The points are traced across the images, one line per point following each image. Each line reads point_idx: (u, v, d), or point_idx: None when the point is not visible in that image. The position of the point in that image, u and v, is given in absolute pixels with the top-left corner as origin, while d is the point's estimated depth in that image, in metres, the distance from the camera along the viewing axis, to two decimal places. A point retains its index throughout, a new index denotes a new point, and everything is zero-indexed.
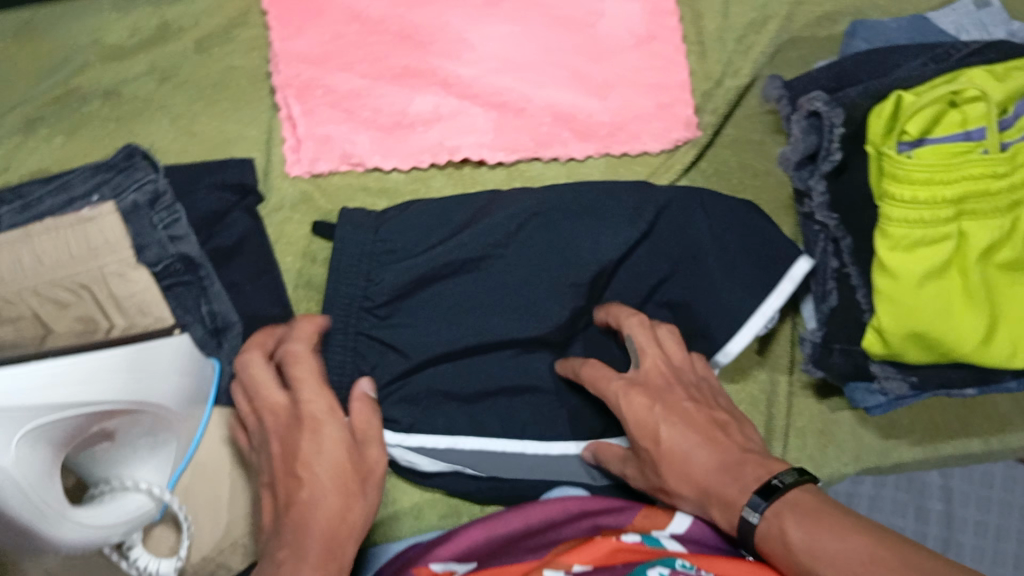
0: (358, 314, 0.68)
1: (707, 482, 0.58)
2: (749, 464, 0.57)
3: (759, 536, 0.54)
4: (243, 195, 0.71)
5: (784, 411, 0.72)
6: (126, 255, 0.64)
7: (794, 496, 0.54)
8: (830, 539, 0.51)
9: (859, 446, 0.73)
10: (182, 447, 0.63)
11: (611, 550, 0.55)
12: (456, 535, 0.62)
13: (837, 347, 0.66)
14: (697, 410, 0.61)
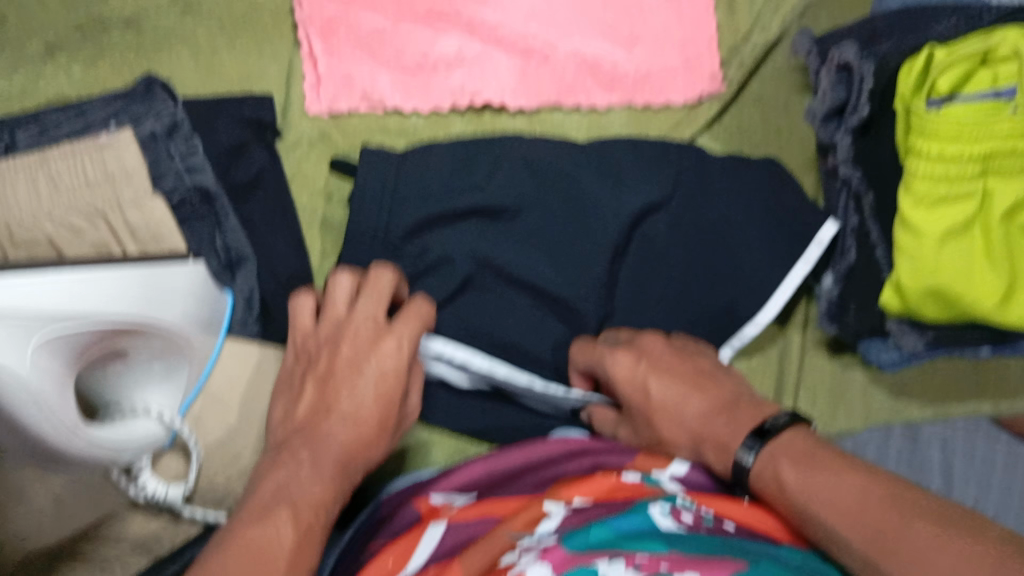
0: (379, 249, 0.67)
1: (703, 430, 0.60)
2: (740, 408, 0.59)
3: (753, 476, 0.55)
4: (261, 131, 0.71)
5: (796, 369, 0.72)
6: (143, 183, 0.65)
7: (789, 438, 0.54)
8: (825, 480, 0.51)
9: (868, 405, 0.72)
10: (195, 374, 0.62)
11: (611, 487, 0.57)
12: (458, 470, 0.63)
13: (852, 306, 0.67)
14: (683, 364, 0.64)
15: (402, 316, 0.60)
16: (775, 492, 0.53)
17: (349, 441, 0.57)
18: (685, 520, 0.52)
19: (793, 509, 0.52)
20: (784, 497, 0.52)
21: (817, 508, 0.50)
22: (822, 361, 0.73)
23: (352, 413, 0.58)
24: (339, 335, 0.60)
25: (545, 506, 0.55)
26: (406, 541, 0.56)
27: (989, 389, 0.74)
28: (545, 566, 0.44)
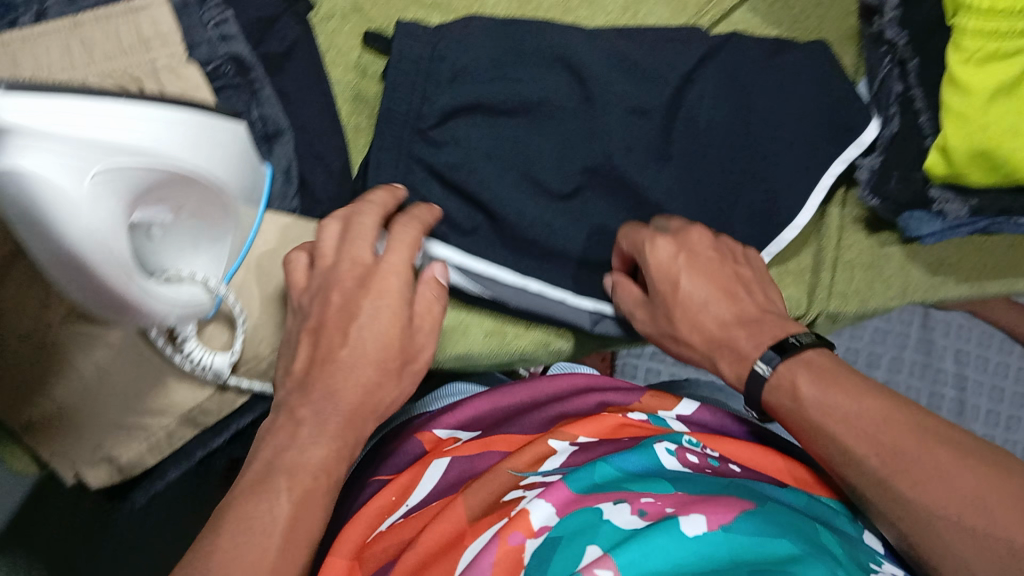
0: (411, 134, 0.65)
1: (722, 336, 0.58)
2: (766, 322, 0.58)
3: (768, 390, 0.55)
4: (293, 2, 0.69)
5: (835, 245, 0.71)
6: (178, 49, 0.64)
7: (811, 355, 0.54)
8: (842, 398, 0.52)
9: (906, 281, 0.72)
10: (238, 242, 0.61)
11: (617, 424, 0.62)
12: (462, 405, 0.68)
13: (896, 173, 0.66)
14: (719, 265, 0.61)
15: (391, 246, 0.54)
16: (790, 406, 0.54)
17: (352, 394, 0.52)
18: (690, 460, 0.57)
19: (806, 423, 0.53)
20: (799, 408, 0.53)
21: (833, 429, 0.52)
22: (860, 237, 0.72)
23: (357, 359, 0.52)
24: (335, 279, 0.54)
25: (551, 443, 0.59)
26: (410, 477, 0.60)
27: None
28: (549, 505, 0.48)
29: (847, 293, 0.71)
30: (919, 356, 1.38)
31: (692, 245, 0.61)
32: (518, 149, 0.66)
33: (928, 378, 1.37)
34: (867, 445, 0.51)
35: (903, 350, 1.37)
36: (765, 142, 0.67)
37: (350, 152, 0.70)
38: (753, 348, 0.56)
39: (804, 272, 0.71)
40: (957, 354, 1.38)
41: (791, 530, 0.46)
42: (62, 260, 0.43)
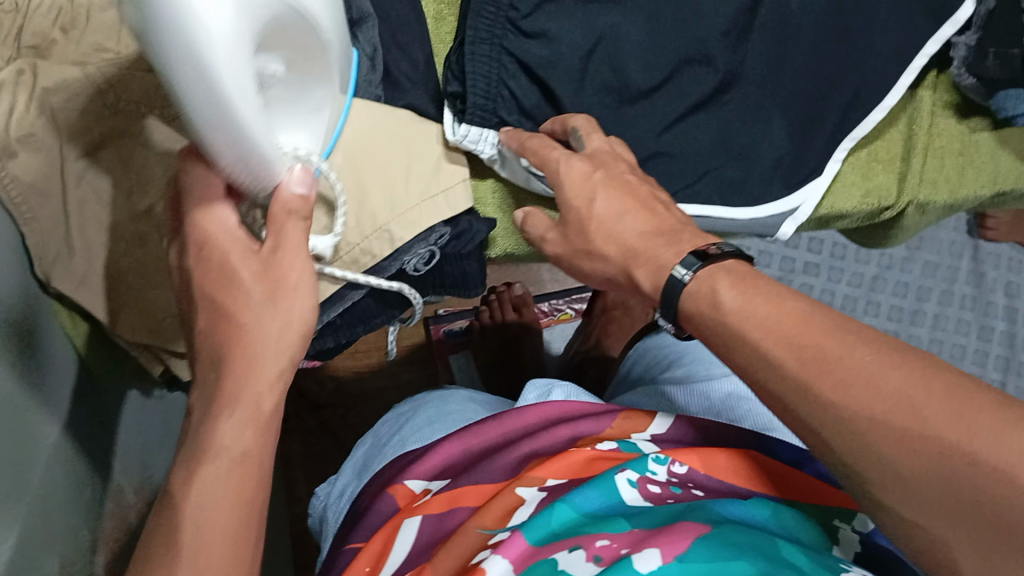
0: (503, 25, 0.62)
1: (640, 247, 0.54)
2: (684, 233, 0.54)
3: (686, 297, 0.51)
4: None
5: (928, 126, 0.70)
6: None
7: (732, 264, 0.50)
8: (763, 302, 0.48)
9: (997, 169, 0.70)
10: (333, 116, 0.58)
11: (587, 460, 0.61)
12: (434, 450, 0.68)
13: (991, 50, 0.65)
14: (638, 183, 0.57)
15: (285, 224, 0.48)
16: (706, 313, 0.49)
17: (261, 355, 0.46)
18: (652, 492, 0.57)
19: (724, 331, 0.48)
20: (718, 317, 0.49)
21: (754, 334, 0.47)
22: (949, 123, 0.71)
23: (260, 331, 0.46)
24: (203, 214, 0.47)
25: (518, 491, 0.59)
26: (382, 543, 0.60)
27: None
28: (506, 561, 0.51)
29: (936, 181, 0.70)
30: (969, 290, 1.36)
31: (608, 162, 0.58)
32: (604, 38, 0.63)
33: (979, 312, 1.35)
34: (787, 348, 0.45)
35: (954, 284, 1.36)
36: (860, 40, 0.67)
37: (433, 42, 0.69)
38: (671, 257, 0.52)
39: (892, 161, 0.71)
40: (1007, 288, 1.37)
41: (749, 549, 0.49)
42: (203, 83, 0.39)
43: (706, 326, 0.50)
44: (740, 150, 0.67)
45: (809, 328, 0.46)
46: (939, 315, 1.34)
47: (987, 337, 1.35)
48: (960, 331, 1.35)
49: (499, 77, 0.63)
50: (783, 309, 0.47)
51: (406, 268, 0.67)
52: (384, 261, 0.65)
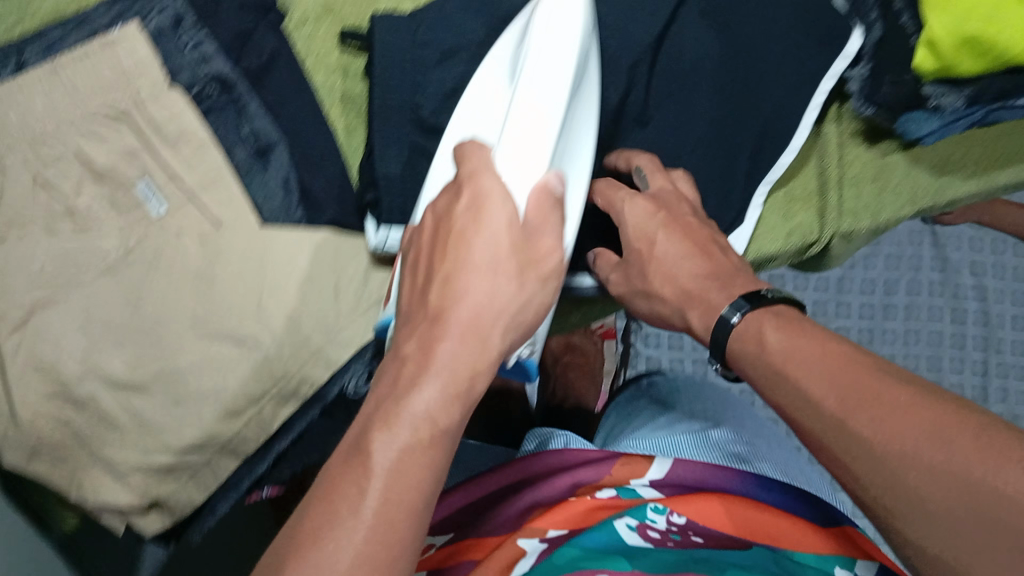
0: (409, 123, 0.66)
1: (694, 288, 0.57)
2: (741, 277, 0.56)
3: (735, 336, 0.53)
4: (264, 13, 0.68)
5: (836, 159, 0.72)
6: (157, 77, 0.64)
7: (779, 307, 0.52)
8: (808, 340, 0.49)
9: (914, 188, 0.72)
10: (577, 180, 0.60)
11: (588, 509, 0.61)
12: (437, 503, 0.68)
13: (886, 77, 0.66)
14: (699, 224, 0.61)
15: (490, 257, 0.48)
16: (753, 353, 0.51)
17: (466, 360, 0.45)
18: (652, 536, 0.59)
19: (769, 369, 0.50)
20: (766, 359, 0.50)
21: (797, 374, 0.48)
22: (861, 151, 0.72)
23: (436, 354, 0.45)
24: (459, 204, 0.50)
25: (519, 542, 0.58)
26: None
27: None
28: None
29: (856, 210, 0.72)
30: (935, 276, 1.33)
31: (671, 202, 0.61)
32: None
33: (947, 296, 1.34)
34: (827, 385, 0.46)
35: (917, 273, 1.34)
36: (758, 83, 0.68)
37: (342, 152, 0.70)
38: (723, 298, 0.54)
39: (813, 196, 0.72)
40: (972, 266, 1.35)
41: None
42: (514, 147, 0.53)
43: (751, 364, 0.51)
44: None
45: (845, 366, 0.46)
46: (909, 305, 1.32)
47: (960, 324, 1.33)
48: (933, 323, 1.32)
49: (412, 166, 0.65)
50: (825, 348, 0.48)
51: (347, 390, 0.68)
52: (322, 388, 0.67)
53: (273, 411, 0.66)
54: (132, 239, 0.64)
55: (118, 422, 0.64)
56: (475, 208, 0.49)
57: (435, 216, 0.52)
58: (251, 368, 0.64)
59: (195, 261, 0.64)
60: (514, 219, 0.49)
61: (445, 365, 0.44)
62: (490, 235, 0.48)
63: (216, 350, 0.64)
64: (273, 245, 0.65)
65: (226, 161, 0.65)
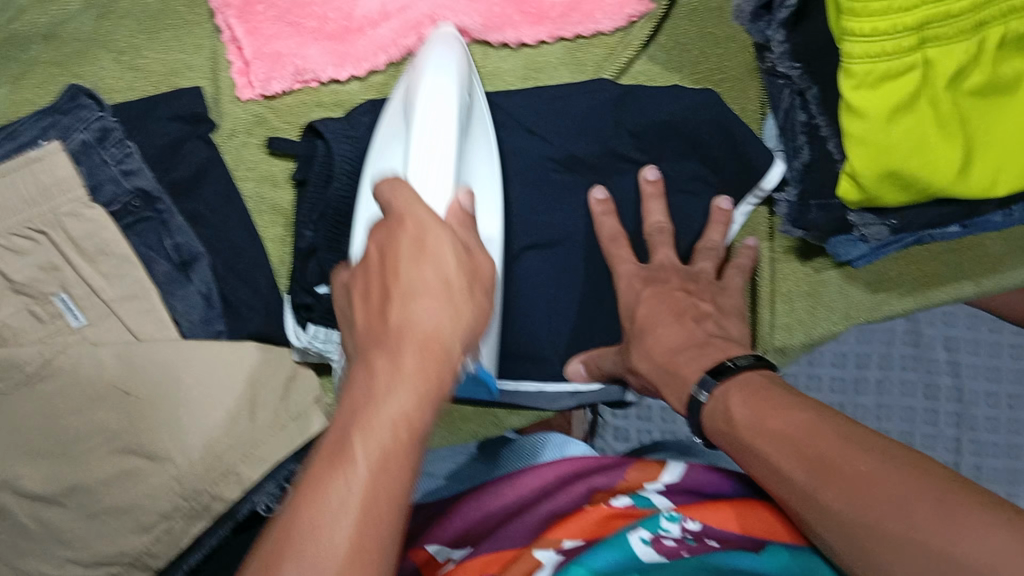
0: None
1: (666, 362, 0.60)
2: (710, 346, 0.59)
3: (706, 415, 0.55)
4: (194, 123, 0.70)
5: (768, 276, 0.73)
6: (79, 192, 0.64)
7: (745, 376, 0.54)
8: (773, 415, 0.50)
9: (847, 304, 0.72)
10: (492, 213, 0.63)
11: (602, 518, 0.58)
12: (450, 517, 0.64)
13: (813, 203, 0.66)
14: (676, 295, 0.64)
15: (420, 257, 0.45)
16: (723, 429, 0.53)
17: (424, 359, 0.43)
18: (667, 546, 0.53)
19: (737, 442, 0.51)
20: (733, 432, 0.52)
21: (760, 442, 0.49)
22: (794, 266, 0.73)
23: (394, 365, 0.42)
24: (395, 235, 0.47)
25: (536, 554, 0.54)
26: None
27: (971, 263, 0.73)
28: None
29: (790, 325, 0.72)
30: (909, 350, 0.96)
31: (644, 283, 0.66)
32: None
33: (922, 372, 0.96)
34: (795, 457, 0.47)
35: (890, 346, 0.96)
36: (678, 201, 0.72)
37: (273, 263, 0.72)
38: (693, 372, 0.57)
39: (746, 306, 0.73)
40: (945, 342, 0.97)
41: None
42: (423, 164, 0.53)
43: (726, 442, 0.53)
44: (605, 314, 0.71)
45: (809, 435, 0.47)
46: (885, 382, 0.95)
47: (935, 405, 0.96)
48: (908, 405, 0.95)
49: None
50: (787, 418, 0.49)
51: (258, 509, 0.67)
52: (234, 505, 0.66)
53: (184, 526, 0.64)
54: (51, 351, 0.63)
55: (33, 532, 0.62)
56: (419, 244, 0.46)
57: (374, 250, 0.47)
58: (161, 483, 0.63)
59: (112, 373, 0.63)
60: (454, 244, 0.46)
61: (417, 372, 0.42)
62: (432, 263, 0.45)
63: (130, 463, 0.63)
64: (192, 356, 0.65)
65: (148, 276, 0.66)
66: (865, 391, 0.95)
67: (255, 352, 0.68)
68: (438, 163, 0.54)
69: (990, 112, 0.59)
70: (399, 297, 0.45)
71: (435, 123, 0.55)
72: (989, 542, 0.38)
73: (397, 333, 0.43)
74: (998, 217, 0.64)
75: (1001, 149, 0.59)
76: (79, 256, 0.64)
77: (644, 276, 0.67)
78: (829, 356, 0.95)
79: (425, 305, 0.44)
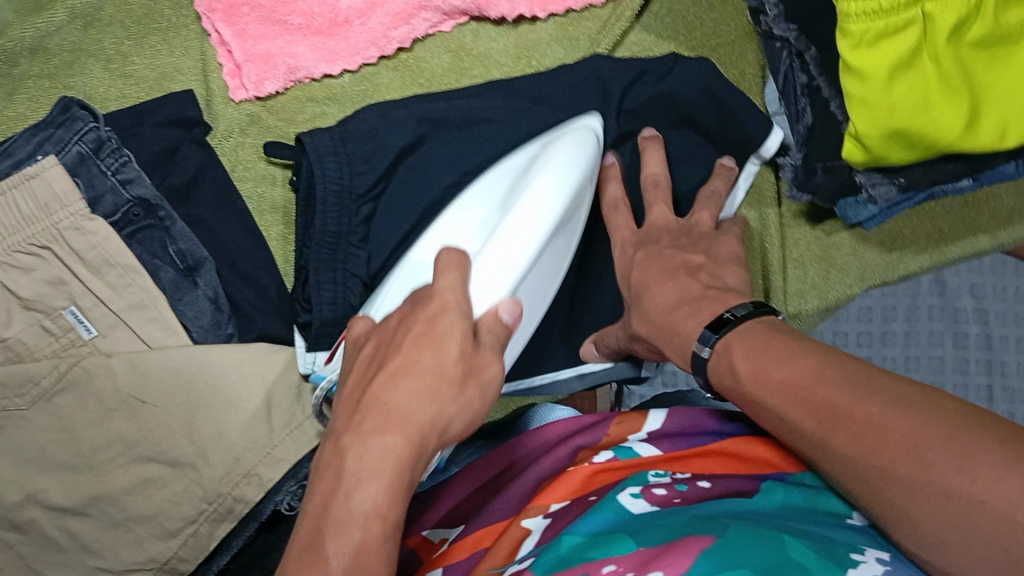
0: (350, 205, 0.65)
1: (663, 322, 0.58)
2: (707, 302, 0.57)
3: (710, 371, 0.54)
4: (189, 128, 0.70)
5: (778, 241, 0.72)
6: (79, 206, 0.64)
7: (745, 327, 0.52)
8: (779, 364, 0.49)
9: (862, 265, 0.72)
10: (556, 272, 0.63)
11: (587, 476, 0.57)
12: (442, 495, 0.64)
13: (820, 165, 0.64)
14: (668, 254, 0.62)
15: (426, 342, 0.47)
16: (730, 384, 0.52)
17: (410, 426, 0.46)
18: (657, 495, 0.53)
19: (747, 400, 0.50)
20: (740, 387, 0.51)
21: (766, 396, 0.49)
22: (805, 231, 0.72)
23: (368, 455, 0.45)
24: (414, 313, 0.49)
25: (524, 523, 0.54)
26: None
27: (986, 217, 0.73)
28: None
29: (803, 291, 0.72)
30: (934, 300, 0.93)
31: (650, 241, 0.64)
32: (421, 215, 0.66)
33: (949, 322, 0.93)
34: (799, 407, 0.47)
35: (916, 297, 0.93)
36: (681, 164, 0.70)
37: (278, 262, 0.72)
38: (693, 330, 0.55)
39: (758, 274, 0.72)
40: (972, 289, 0.93)
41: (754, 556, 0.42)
42: (489, 269, 0.53)
43: (732, 395, 0.52)
44: (610, 291, 0.71)
45: (814, 381, 0.47)
46: (912, 335, 0.92)
47: (964, 353, 0.93)
48: (937, 356, 0.92)
49: (343, 291, 0.65)
50: (794, 368, 0.48)
51: (281, 507, 0.68)
52: (256, 505, 0.67)
53: (210, 529, 0.65)
54: (64, 366, 0.63)
55: (60, 542, 0.63)
56: (428, 333, 0.48)
57: (394, 319, 0.50)
58: (182, 489, 0.64)
59: (126, 383, 0.64)
60: (463, 336, 0.48)
61: (398, 456, 0.45)
62: (432, 354, 0.47)
63: (151, 471, 0.64)
64: (202, 359, 0.65)
65: (153, 284, 0.66)
66: (893, 346, 0.92)
67: (265, 345, 0.68)
68: (508, 262, 0.54)
69: (992, 65, 0.57)
70: (392, 376, 0.47)
71: (515, 227, 0.55)
72: (1002, 484, 0.39)
73: (394, 395, 0.46)
74: (1010, 169, 0.62)
75: (1006, 98, 0.57)
76: (83, 271, 0.64)
77: (636, 241, 0.65)
78: (857, 312, 0.91)
79: (414, 382, 0.46)
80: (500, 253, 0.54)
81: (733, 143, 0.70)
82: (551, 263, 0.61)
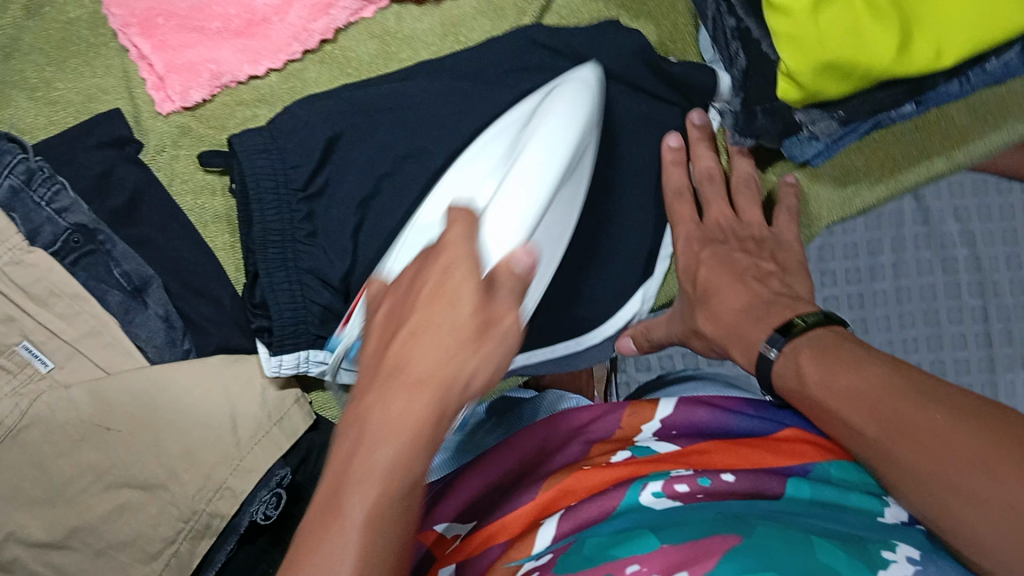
0: (284, 199, 0.63)
1: (734, 325, 0.60)
2: (778, 307, 0.58)
3: (776, 374, 0.54)
4: (121, 146, 0.69)
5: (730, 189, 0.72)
6: (16, 239, 0.63)
7: (818, 334, 0.53)
8: (847, 374, 0.49)
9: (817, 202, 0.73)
10: (567, 219, 0.58)
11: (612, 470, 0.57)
12: (455, 485, 0.61)
13: (760, 109, 0.63)
14: (740, 257, 0.64)
15: (442, 291, 0.42)
16: (796, 387, 0.52)
17: (427, 394, 0.40)
18: (680, 491, 0.53)
19: (812, 404, 0.51)
20: (806, 392, 0.51)
21: (837, 405, 0.49)
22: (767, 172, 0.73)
23: (396, 412, 0.40)
24: (426, 267, 0.43)
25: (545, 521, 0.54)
26: None
27: (938, 139, 0.73)
28: None
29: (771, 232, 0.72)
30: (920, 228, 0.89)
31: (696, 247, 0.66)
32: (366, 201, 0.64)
33: (935, 250, 0.89)
34: (866, 415, 0.47)
35: (902, 227, 0.89)
36: None
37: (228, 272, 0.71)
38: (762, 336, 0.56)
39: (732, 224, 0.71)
40: (956, 212, 0.89)
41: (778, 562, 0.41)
42: (501, 213, 0.50)
43: (799, 401, 0.53)
44: None
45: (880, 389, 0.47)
46: (901, 265, 0.89)
47: (954, 278, 0.89)
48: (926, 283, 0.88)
49: (303, 294, 0.64)
50: (864, 374, 0.48)
51: (256, 518, 0.67)
52: (233, 520, 0.66)
53: (190, 548, 0.64)
54: (25, 402, 0.62)
55: None
56: (440, 287, 0.42)
57: (408, 273, 0.44)
58: (159, 511, 0.63)
59: (87, 412, 0.63)
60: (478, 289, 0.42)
61: (416, 431, 0.39)
62: (451, 309, 0.41)
63: (125, 496, 0.63)
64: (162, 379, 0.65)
65: (103, 309, 0.66)
66: (883, 278, 0.88)
67: (226, 356, 0.68)
68: (512, 213, 0.50)
69: None
70: (406, 336, 0.41)
71: (520, 171, 0.51)
72: None
73: (400, 356, 0.41)
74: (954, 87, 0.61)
75: (938, 16, 0.56)
76: (30, 305, 0.63)
77: (702, 239, 0.67)
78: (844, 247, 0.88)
79: (428, 346, 0.41)
80: (512, 199, 0.51)
81: (670, 94, 0.70)
82: (562, 200, 0.57)
